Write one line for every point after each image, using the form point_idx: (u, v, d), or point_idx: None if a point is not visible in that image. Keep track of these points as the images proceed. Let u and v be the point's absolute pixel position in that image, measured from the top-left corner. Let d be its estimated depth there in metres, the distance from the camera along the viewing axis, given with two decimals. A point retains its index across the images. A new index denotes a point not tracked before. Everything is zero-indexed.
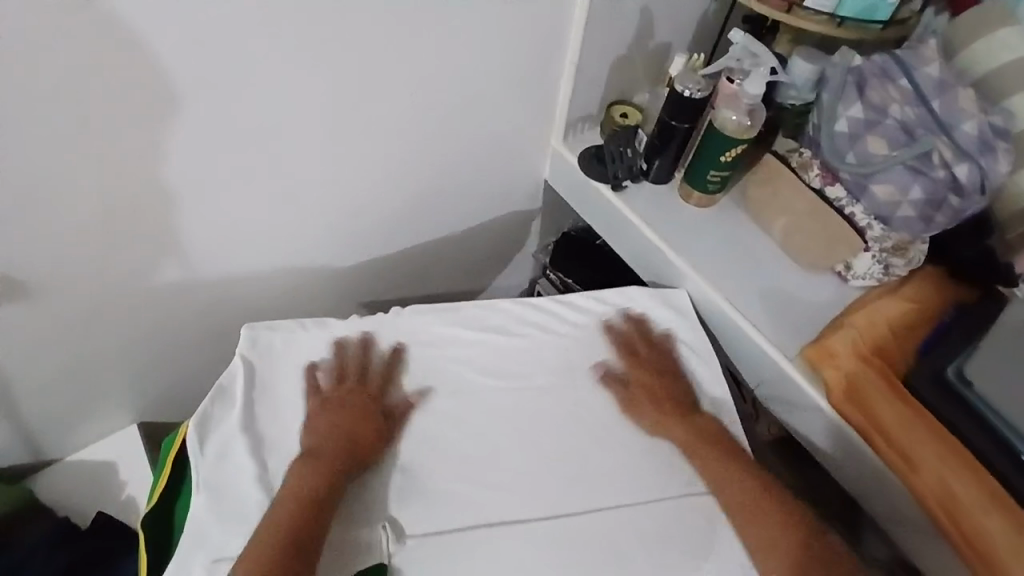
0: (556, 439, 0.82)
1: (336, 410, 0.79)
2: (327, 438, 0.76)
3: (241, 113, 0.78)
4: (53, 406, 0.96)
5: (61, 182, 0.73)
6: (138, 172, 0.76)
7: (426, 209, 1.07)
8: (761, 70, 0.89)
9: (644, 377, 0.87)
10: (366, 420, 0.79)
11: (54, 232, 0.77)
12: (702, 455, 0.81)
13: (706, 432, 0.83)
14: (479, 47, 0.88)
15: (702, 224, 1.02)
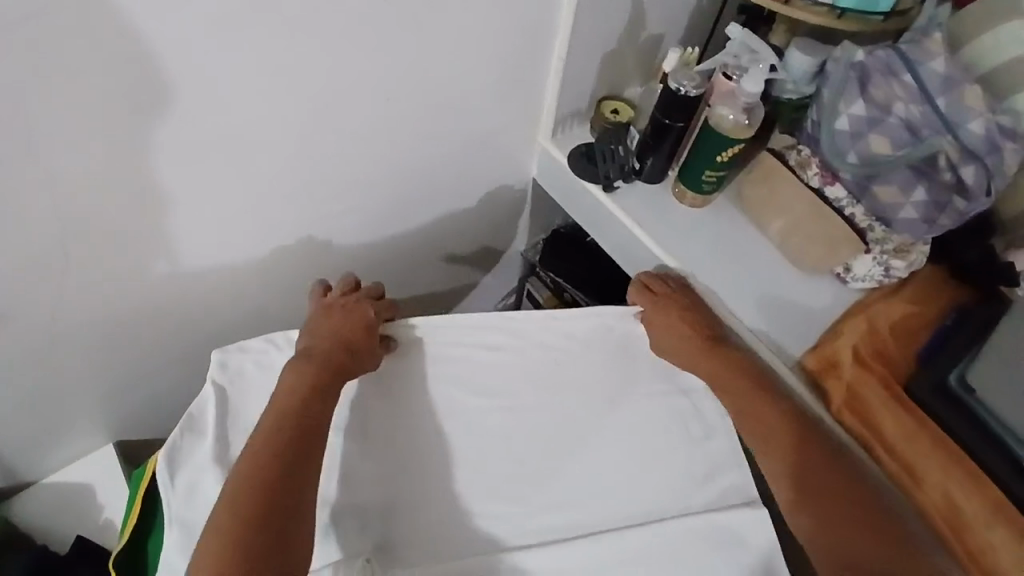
0: (546, 459, 0.80)
1: (343, 311, 0.82)
2: (321, 341, 0.79)
3: (205, 126, 0.72)
4: (20, 432, 0.92)
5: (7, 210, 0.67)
6: (92, 194, 0.71)
7: (409, 212, 1.04)
8: (760, 66, 0.85)
9: (661, 313, 0.85)
10: (366, 326, 0.81)
11: (15, 258, 0.72)
12: (728, 383, 0.82)
13: (731, 362, 0.83)
14: (465, 45, 0.84)
15: (696, 225, 0.98)
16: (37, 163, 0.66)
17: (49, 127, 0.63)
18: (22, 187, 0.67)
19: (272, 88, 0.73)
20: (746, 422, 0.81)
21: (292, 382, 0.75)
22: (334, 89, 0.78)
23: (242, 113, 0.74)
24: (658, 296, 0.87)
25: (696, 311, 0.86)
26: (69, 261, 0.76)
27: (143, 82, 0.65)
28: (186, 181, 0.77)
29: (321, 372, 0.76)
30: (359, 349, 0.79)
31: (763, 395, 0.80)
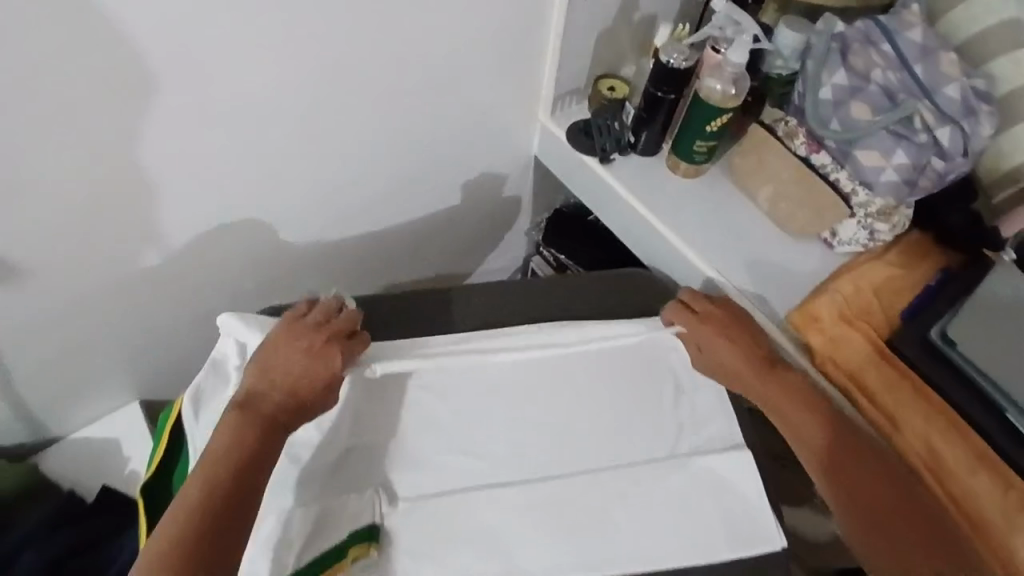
0: (542, 405, 0.81)
1: (304, 352, 0.74)
2: (275, 390, 0.72)
3: (227, 84, 0.78)
4: (45, 392, 0.94)
5: (35, 152, 0.72)
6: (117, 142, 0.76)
7: (414, 186, 1.07)
8: (744, 38, 0.90)
9: (706, 333, 0.84)
10: (327, 379, 0.73)
11: (43, 214, 0.76)
12: (785, 407, 0.80)
13: (781, 383, 0.81)
14: (463, 18, 0.89)
15: (686, 195, 1.03)
16: (65, 106, 0.70)
17: (80, 70, 0.68)
18: (51, 132, 0.71)
19: (290, 49, 0.79)
20: (797, 438, 0.80)
21: (231, 431, 0.69)
22: (349, 55, 0.84)
23: (262, 74, 0.79)
24: (700, 316, 0.85)
25: (744, 332, 0.84)
26: (92, 218, 0.80)
27: (170, 35, 0.70)
28: (205, 144, 0.82)
29: (266, 434, 0.69)
30: (309, 409, 0.73)
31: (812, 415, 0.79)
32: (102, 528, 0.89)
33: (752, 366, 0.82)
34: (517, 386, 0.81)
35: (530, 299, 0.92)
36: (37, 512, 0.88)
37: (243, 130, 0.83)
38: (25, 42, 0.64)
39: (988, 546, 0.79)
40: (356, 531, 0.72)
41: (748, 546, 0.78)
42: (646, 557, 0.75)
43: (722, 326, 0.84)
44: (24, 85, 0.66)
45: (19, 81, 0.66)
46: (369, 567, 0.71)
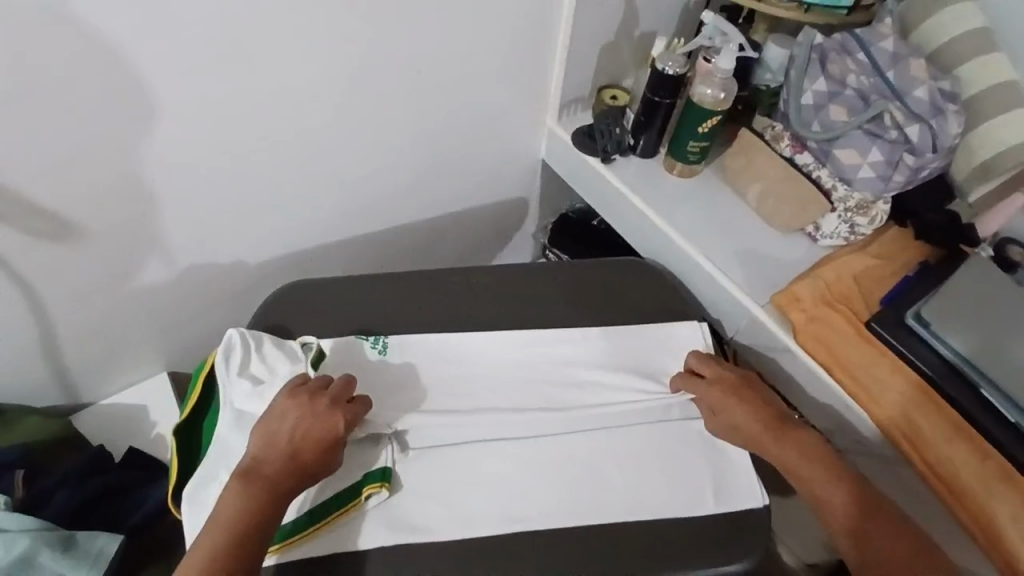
0: (555, 390, 0.89)
1: (304, 418, 0.76)
2: (277, 454, 0.74)
3: (281, 69, 0.86)
4: (82, 360, 0.98)
5: (108, 119, 0.79)
6: (179, 118, 0.83)
7: (430, 183, 1.15)
8: (731, 47, 0.99)
9: (717, 397, 0.87)
10: (327, 443, 0.75)
11: (98, 184, 0.83)
12: (802, 469, 0.82)
13: (795, 441, 0.83)
14: (485, 28, 0.99)
15: (683, 193, 1.10)
16: (139, 81, 0.78)
17: (157, 48, 0.76)
18: (116, 107, 0.78)
19: (340, 43, 0.88)
20: (820, 500, 0.80)
21: (246, 486, 0.72)
22: (388, 52, 0.93)
23: (313, 64, 0.88)
24: (706, 381, 0.88)
25: (751, 394, 0.87)
26: (142, 191, 0.87)
27: (239, 20, 0.79)
28: (249, 130, 0.90)
29: (270, 496, 0.72)
30: (309, 470, 0.74)
31: (829, 475, 0.81)
32: (128, 479, 0.91)
33: (765, 427, 0.84)
34: (517, 358, 0.92)
35: (528, 281, 0.99)
36: (69, 462, 0.91)
37: (289, 113, 0.91)
38: (108, 23, 0.72)
39: (973, 518, 0.84)
40: (369, 474, 0.79)
41: (733, 500, 0.83)
42: (644, 506, 0.81)
43: (732, 389, 0.87)
44: (107, 57, 0.74)
45: (103, 53, 0.74)
46: (379, 503, 0.78)
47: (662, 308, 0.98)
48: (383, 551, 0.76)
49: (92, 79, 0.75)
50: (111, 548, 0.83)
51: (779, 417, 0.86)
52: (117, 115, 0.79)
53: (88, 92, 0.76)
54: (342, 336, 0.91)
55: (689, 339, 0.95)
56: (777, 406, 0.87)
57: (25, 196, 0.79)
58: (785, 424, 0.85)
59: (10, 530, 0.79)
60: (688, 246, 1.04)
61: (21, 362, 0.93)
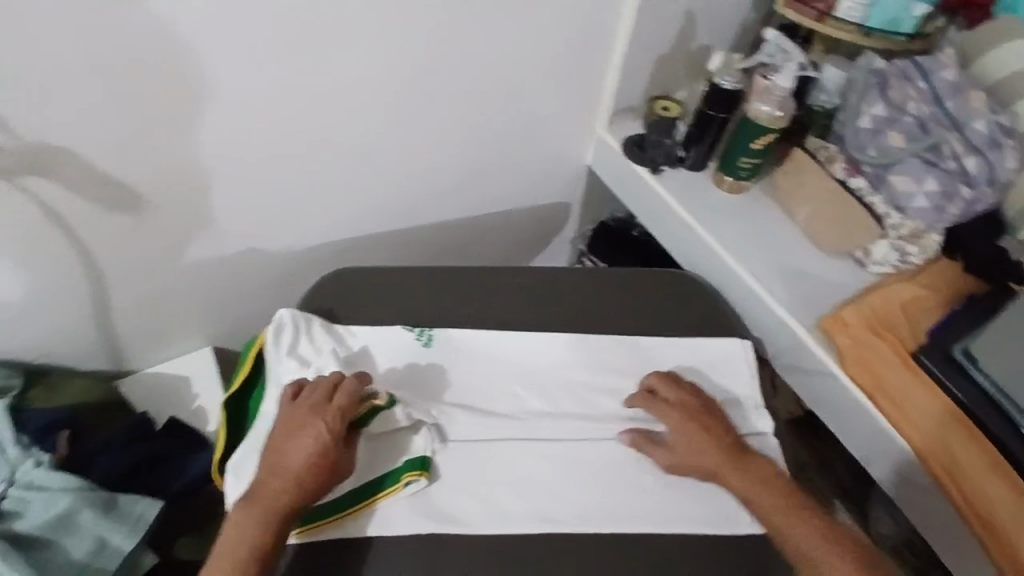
0: (592, 400, 0.90)
1: (294, 434, 0.77)
2: (276, 474, 0.75)
3: (347, 57, 0.88)
4: (131, 330, 1.00)
5: (181, 94, 0.81)
6: (245, 98, 0.85)
7: (476, 180, 1.16)
8: (791, 65, 1.00)
9: (677, 419, 0.84)
10: (319, 454, 0.76)
11: (160, 156, 0.85)
12: (762, 498, 0.79)
13: (750, 468, 0.81)
14: (546, 30, 1.00)
15: (731, 209, 1.10)
16: (212, 58, 0.80)
17: (233, 27, 0.78)
18: (186, 82, 0.80)
19: (406, 35, 0.90)
20: (778, 528, 0.77)
21: (261, 488, 0.74)
22: (450, 48, 0.94)
23: (377, 54, 0.90)
24: (667, 402, 0.86)
25: (712, 417, 0.85)
26: (200, 166, 0.89)
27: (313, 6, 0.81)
28: (309, 115, 0.91)
29: (271, 516, 0.72)
30: (306, 484, 0.74)
31: (787, 500, 0.79)
32: (169, 447, 0.92)
33: (725, 453, 0.82)
34: (555, 363, 0.92)
35: (570, 286, 0.99)
36: (110, 427, 0.92)
37: (350, 101, 0.93)
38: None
39: (1005, 555, 0.83)
40: (409, 462, 0.81)
41: None
42: (678, 518, 0.81)
43: (697, 413, 0.85)
44: (185, 31, 0.76)
45: (181, 28, 0.76)
46: (417, 491, 0.80)
47: (704, 323, 0.98)
48: (416, 537, 0.78)
49: (170, 54, 0.77)
50: (151, 512, 0.83)
51: (736, 441, 0.84)
52: (187, 90, 0.81)
53: (164, 66, 0.78)
54: (390, 324, 0.93)
55: (730, 354, 0.94)
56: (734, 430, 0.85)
57: (89, 162, 0.81)
58: (742, 450, 0.83)
59: (52, 488, 0.81)
60: (735, 262, 1.03)
61: (75, 327, 0.95)
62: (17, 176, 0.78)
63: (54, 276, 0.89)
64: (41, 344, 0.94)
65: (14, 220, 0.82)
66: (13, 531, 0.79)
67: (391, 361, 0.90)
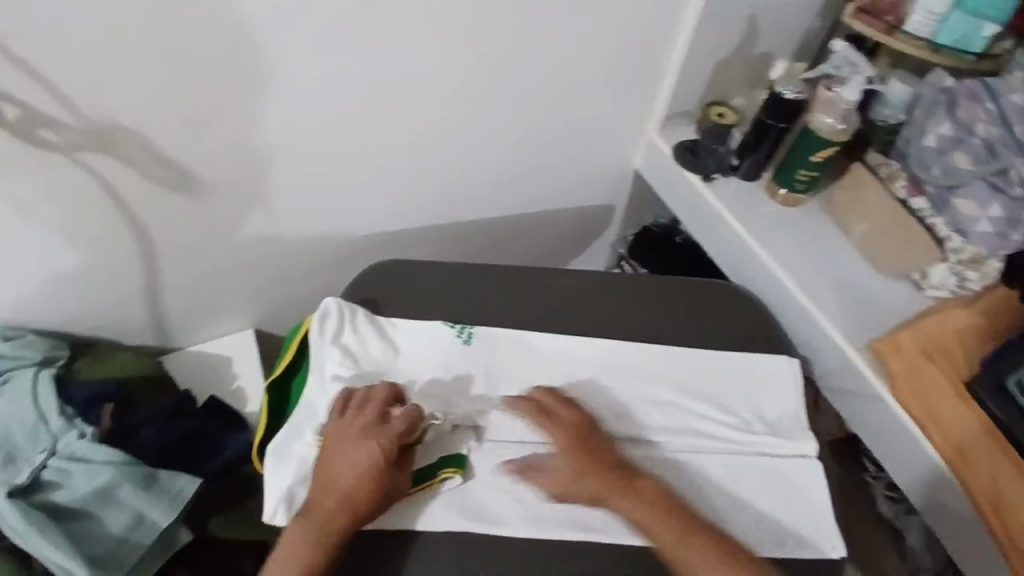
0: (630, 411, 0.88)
1: (347, 452, 0.77)
2: (329, 492, 0.75)
3: (408, 49, 0.87)
4: (176, 308, 1.01)
5: (243, 79, 0.81)
6: (304, 86, 0.85)
7: (523, 178, 1.14)
8: (858, 78, 0.97)
9: (563, 441, 0.81)
10: (373, 476, 0.76)
11: (217, 139, 0.85)
12: (656, 526, 0.76)
13: (640, 491, 0.78)
14: (606, 30, 0.98)
15: (784, 221, 1.07)
16: (276, 44, 0.80)
17: (300, 14, 0.78)
18: (249, 67, 0.81)
19: (468, 30, 0.89)
20: (674, 555, 0.75)
21: (317, 508, 0.74)
22: (509, 44, 0.93)
23: (437, 48, 0.89)
24: (552, 420, 0.82)
25: (593, 438, 0.82)
26: (255, 151, 0.89)
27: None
28: (365, 105, 0.91)
29: (326, 537, 0.73)
30: (361, 503, 0.75)
31: (679, 524, 0.76)
32: (210, 425, 0.93)
33: (611, 475, 0.79)
34: (597, 368, 0.91)
35: (614, 292, 0.98)
36: (155, 400, 0.93)
37: (407, 93, 0.92)
38: None
39: None
40: (449, 458, 0.82)
41: (812, 544, 0.81)
42: None
43: (583, 435, 0.81)
44: (252, 17, 0.76)
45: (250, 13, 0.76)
46: (454, 488, 0.81)
47: (750, 338, 0.96)
48: (454, 534, 0.78)
49: (236, 39, 0.77)
50: (189, 489, 0.84)
51: (622, 464, 0.80)
52: (249, 74, 0.81)
53: (229, 51, 0.78)
54: (430, 320, 0.92)
55: (777, 371, 0.92)
56: (616, 451, 0.82)
57: (150, 142, 0.82)
58: (629, 474, 0.80)
59: (94, 461, 0.82)
60: (785, 277, 1.01)
61: (123, 302, 0.96)
62: (79, 152, 0.79)
63: (107, 252, 0.90)
64: (88, 317, 0.96)
65: (73, 196, 0.83)
66: (52, 502, 0.80)
67: (430, 357, 0.89)
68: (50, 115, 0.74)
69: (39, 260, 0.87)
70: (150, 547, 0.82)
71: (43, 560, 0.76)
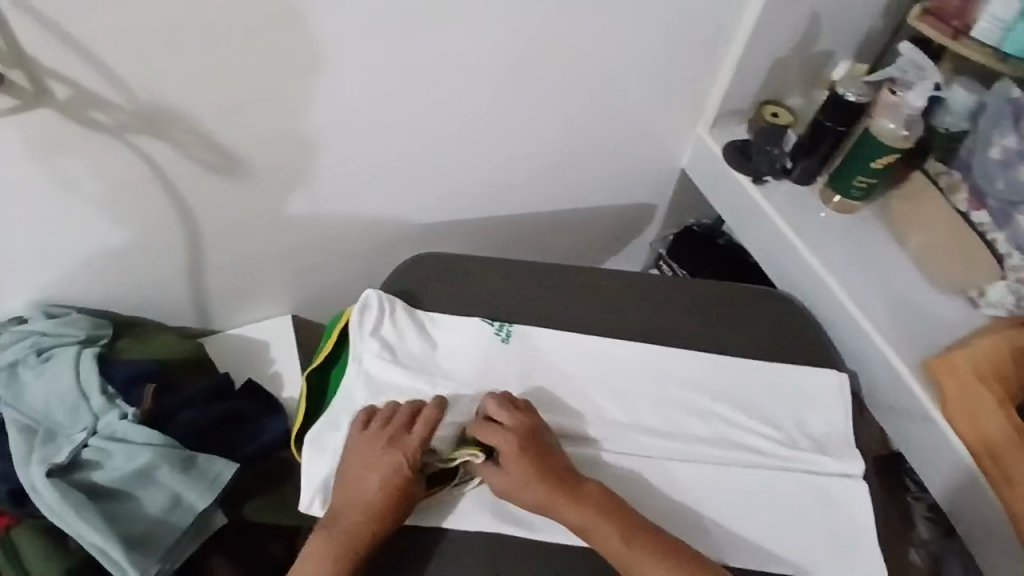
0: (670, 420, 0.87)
1: (368, 463, 0.77)
2: (352, 506, 0.75)
3: (459, 40, 0.86)
4: (216, 290, 1.02)
5: (292, 65, 0.80)
6: (353, 73, 0.84)
7: (566, 173, 1.12)
8: (925, 83, 0.93)
9: (511, 445, 0.77)
10: (394, 488, 0.75)
11: (263, 125, 0.84)
12: (601, 532, 0.74)
13: (582, 497, 0.76)
14: (661, 24, 0.95)
15: (837, 230, 1.04)
16: (327, 31, 0.79)
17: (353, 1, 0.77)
18: (299, 52, 0.79)
19: (519, 21, 0.87)
20: (621, 562, 0.73)
21: (338, 522, 0.74)
22: (560, 34, 0.91)
23: (487, 38, 0.87)
24: (503, 423, 0.79)
25: (541, 444, 0.79)
26: (300, 138, 0.88)
27: None
28: (412, 94, 0.90)
29: (347, 551, 0.72)
30: (386, 512, 0.74)
31: (621, 530, 0.74)
32: (249, 408, 0.94)
33: (556, 480, 0.76)
34: (638, 374, 0.89)
35: (658, 296, 0.96)
36: (194, 382, 0.94)
37: (455, 83, 0.91)
38: None
39: None
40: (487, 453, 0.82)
41: (853, 565, 0.79)
42: (753, 549, 0.79)
43: (528, 438, 0.78)
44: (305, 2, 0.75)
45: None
46: (478, 492, 0.80)
47: (796, 349, 0.93)
48: (485, 535, 0.78)
49: (288, 24, 0.76)
50: (226, 474, 0.85)
51: (566, 470, 0.78)
52: (298, 60, 0.80)
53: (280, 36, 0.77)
54: (468, 316, 0.91)
55: (822, 385, 0.89)
56: (561, 456, 0.80)
57: (199, 125, 0.81)
58: (573, 480, 0.77)
59: (134, 441, 0.83)
60: (836, 288, 0.98)
61: (165, 282, 0.97)
62: (129, 134, 0.78)
63: (152, 233, 0.90)
64: (131, 296, 0.96)
65: (122, 177, 0.82)
66: (91, 481, 0.81)
67: (467, 355, 0.88)
68: (102, 96, 0.74)
69: (86, 239, 0.87)
70: (186, 531, 0.83)
71: (80, 539, 0.78)
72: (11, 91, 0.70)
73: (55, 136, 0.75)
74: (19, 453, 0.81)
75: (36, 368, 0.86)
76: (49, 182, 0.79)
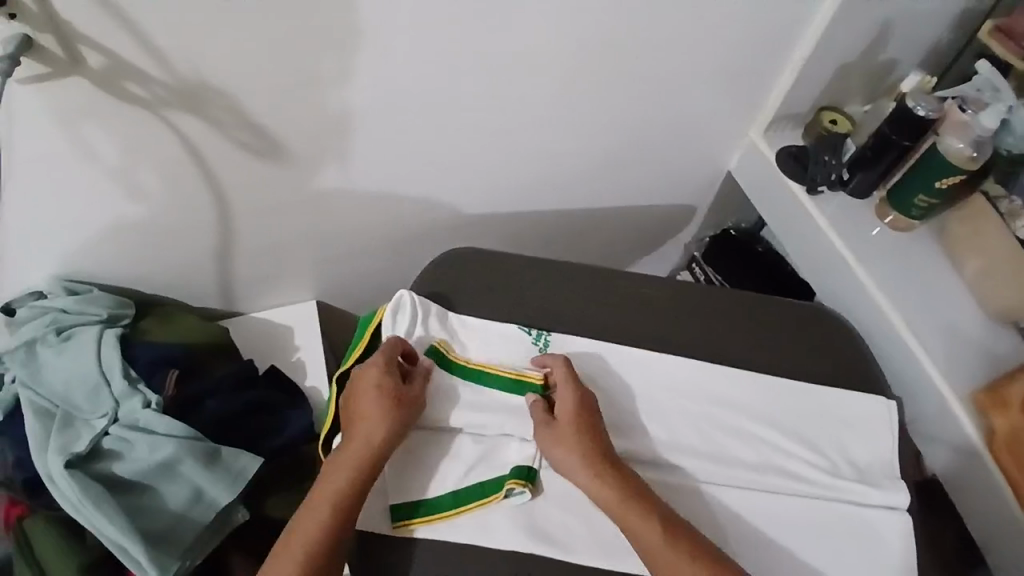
0: (710, 444, 0.84)
1: (363, 381, 0.77)
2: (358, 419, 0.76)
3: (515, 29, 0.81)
4: (243, 271, 0.98)
5: (338, 47, 0.75)
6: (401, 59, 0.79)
7: (608, 170, 1.08)
8: (1000, 106, 0.89)
9: (587, 403, 0.78)
10: (385, 401, 0.75)
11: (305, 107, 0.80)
12: (636, 522, 0.72)
13: (629, 486, 0.75)
14: (727, 23, 0.90)
15: (888, 249, 1.00)
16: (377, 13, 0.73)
17: None
18: (346, 34, 0.74)
19: (580, 14, 0.82)
20: (654, 558, 0.71)
21: (351, 433, 0.75)
22: (619, 29, 0.85)
23: (544, 29, 0.82)
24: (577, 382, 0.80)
25: (597, 412, 0.79)
26: (341, 121, 0.83)
27: None
28: (461, 82, 0.85)
29: (359, 460, 0.74)
30: (383, 419, 0.75)
31: (663, 522, 0.72)
32: (277, 397, 0.91)
33: (608, 459, 0.76)
34: (679, 392, 0.86)
35: (703, 308, 0.92)
36: (220, 369, 0.90)
37: (505, 74, 0.86)
38: None
39: None
40: (512, 470, 0.78)
41: None
42: None
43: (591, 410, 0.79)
44: None
45: None
46: (521, 503, 0.78)
47: (843, 374, 0.90)
48: (521, 552, 0.76)
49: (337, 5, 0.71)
50: (251, 469, 0.82)
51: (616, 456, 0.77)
52: (345, 43, 0.75)
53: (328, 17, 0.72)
54: (505, 320, 0.88)
55: (870, 415, 0.87)
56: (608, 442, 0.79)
57: (238, 104, 0.76)
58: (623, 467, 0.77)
59: (157, 432, 0.79)
60: (888, 309, 0.94)
61: (192, 262, 0.93)
62: (166, 110, 0.74)
63: (182, 213, 0.86)
64: (157, 274, 0.92)
65: (154, 153, 0.78)
66: (112, 473, 0.78)
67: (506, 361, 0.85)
68: (140, 68, 0.69)
69: (113, 215, 0.83)
70: (208, 525, 0.80)
71: (99, 534, 0.75)
72: (43, 57, 0.65)
73: (89, 106, 0.71)
74: (35, 438, 0.78)
75: (55, 347, 0.81)
76: (79, 154, 0.75)
